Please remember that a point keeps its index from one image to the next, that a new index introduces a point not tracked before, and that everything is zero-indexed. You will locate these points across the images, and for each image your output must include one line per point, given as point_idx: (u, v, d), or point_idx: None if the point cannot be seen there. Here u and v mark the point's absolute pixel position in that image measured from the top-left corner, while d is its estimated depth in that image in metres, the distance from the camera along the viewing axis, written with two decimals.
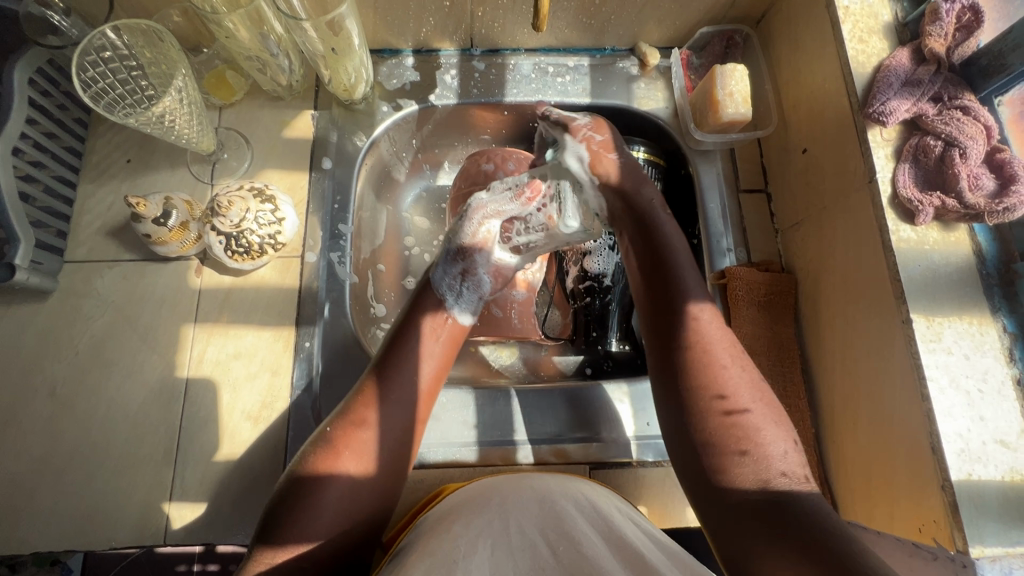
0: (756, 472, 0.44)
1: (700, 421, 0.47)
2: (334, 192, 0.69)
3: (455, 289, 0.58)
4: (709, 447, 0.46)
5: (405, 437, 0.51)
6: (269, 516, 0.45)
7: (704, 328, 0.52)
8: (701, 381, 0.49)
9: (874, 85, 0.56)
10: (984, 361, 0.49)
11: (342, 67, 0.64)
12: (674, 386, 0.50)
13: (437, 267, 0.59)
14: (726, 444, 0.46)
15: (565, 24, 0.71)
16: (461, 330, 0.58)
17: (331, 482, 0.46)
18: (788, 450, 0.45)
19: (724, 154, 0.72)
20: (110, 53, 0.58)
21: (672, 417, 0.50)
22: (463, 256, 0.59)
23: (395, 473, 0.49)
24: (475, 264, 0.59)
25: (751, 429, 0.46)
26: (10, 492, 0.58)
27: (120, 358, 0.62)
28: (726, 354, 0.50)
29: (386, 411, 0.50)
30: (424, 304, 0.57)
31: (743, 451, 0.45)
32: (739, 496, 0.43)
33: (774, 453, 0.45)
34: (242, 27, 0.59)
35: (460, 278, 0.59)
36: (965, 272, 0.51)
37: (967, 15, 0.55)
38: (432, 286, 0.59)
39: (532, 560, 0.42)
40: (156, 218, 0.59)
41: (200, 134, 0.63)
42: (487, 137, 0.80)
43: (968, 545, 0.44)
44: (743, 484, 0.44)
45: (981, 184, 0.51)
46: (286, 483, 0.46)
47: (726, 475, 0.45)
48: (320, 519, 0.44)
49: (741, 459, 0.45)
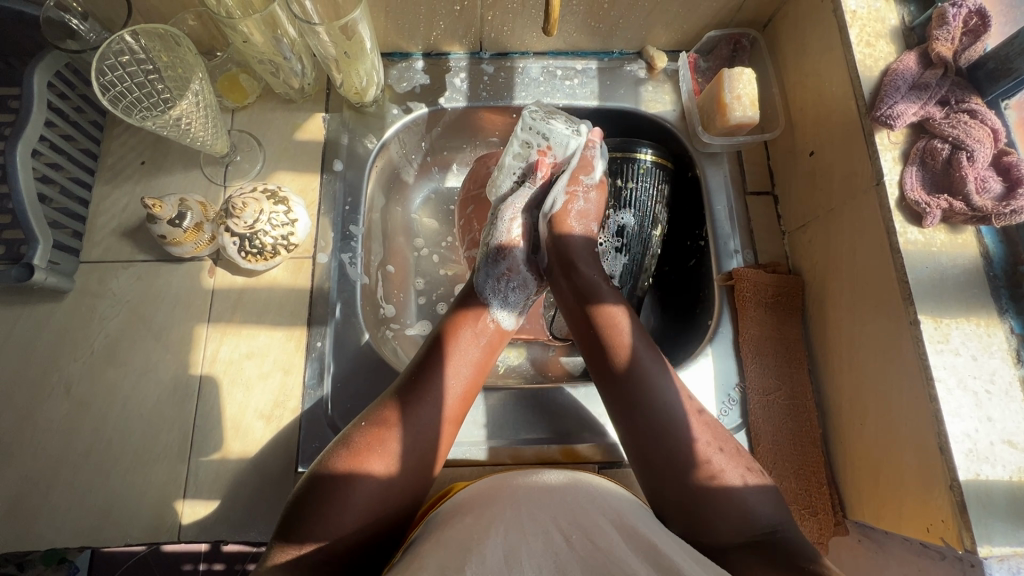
0: (708, 474, 0.49)
1: (653, 433, 0.50)
2: (345, 194, 0.69)
3: (500, 292, 0.60)
4: (667, 457, 0.50)
5: (436, 442, 0.51)
6: (294, 511, 0.46)
7: (620, 340, 0.54)
8: (641, 399, 0.51)
9: (881, 88, 0.56)
10: (992, 362, 0.49)
11: (354, 70, 0.65)
12: (620, 398, 0.52)
13: (479, 272, 0.61)
14: (679, 451, 0.49)
15: (574, 27, 0.72)
16: (503, 330, 0.60)
17: (360, 483, 0.47)
18: (729, 449, 0.51)
19: (731, 156, 0.73)
20: (128, 56, 0.59)
21: (628, 442, 0.52)
22: (504, 255, 0.60)
23: (420, 475, 0.50)
24: (516, 261, 0.61)
25: (698, 437, 0.50)
26: (27, 489, 0.59)
27: (135, 357, 0.63)
28: (652, 364, 0.53)
29: (420, 419, 0.51)
30: (468, 308, 0.59)
31: (693, 465, 0.49)
32: (720, 520, 0.48)
33: (719, 454, 0.49)
34: (256, 31, 0.60)
35: (505, 278, 0.61)
36: (972, 274, 0.52)
37: (974, 19, 0.56)
38: (477, 292, 0.60)
39: (544, 546, 0.43)
40: (172, 219, 0.60)
41: (214, 136, 0.64)
42: (496, 139, 0.81)
43: (976, 544, 0.45)
44: (708, 488, 0.48)
45: (987, 186, 0.52)
46: (314, 479, 0.47)
47: (689, 481, 0.49)
48: (344, 516, 0.46)
49: (695, 470, 0.49)
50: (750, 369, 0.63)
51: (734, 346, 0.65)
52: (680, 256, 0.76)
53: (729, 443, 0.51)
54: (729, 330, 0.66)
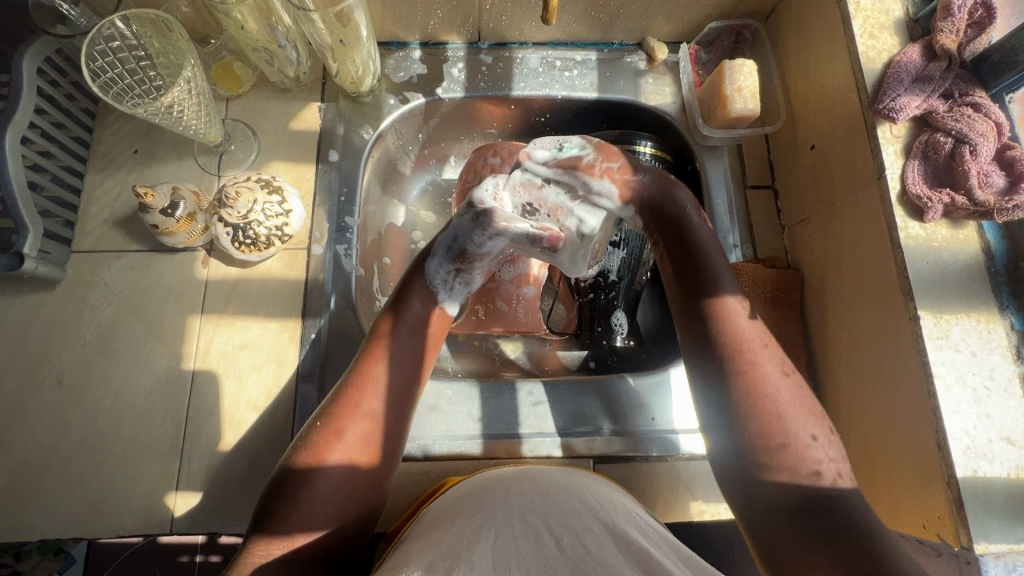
0: (794, 466, 0.43)
1: (751, 412, 0.45)
2: (341, 184, 0.69)
3: (448, 286, 0.57)
4: (761, 445, 0.44)
5: (397, 419, 0.51)
6: (265, 503, 0.45)
7: (745, 337, 0.47)
8: (749, 385, 0.46)
9: (884, 81, 0.55)
10: (991, 358, 0.49)
11: (350, 58, 0.64)
12: (716, 375, 0.47)
13: (435, 257, 0.56)
14: (772, 442, 0.44)
15: (573, 18, 0.71)
16: (447, 316, 0.58)
17: (325, 472, 0.46)
18: (821, 438, 0.44)
19: (732, 149, 0.72)
20: (119, 42, 0.58)
21: (717, 420, 0.47)
22: (462, 258, 0.56)
23: (388, 456, 0.50)
24: (472, 267, 0.58)
25: (793, 422, 0.44)
26: (19, 480, 0.58)
27: (128, 347, 0.63)
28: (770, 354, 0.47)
29: (383, 394, 0.50)
30: (413, 291, 0.56)
31: (777, 454, 0.44)
32: (799, 512, 0.42)
33: (806, 445, 0.44)
34: (250, 17, 0.59)
35: (454, 273, 0.57)
36: (974, 270, 0.51)
37: (979, 11, 0.55)
38: (425, 271, 0.57)
39: (535, 548, 0.42)
40: (164, 209, 0.59)
41: (208, 125, 0.63)
42: (493, 131, 0.80)
43: (972, 542, 0.45)
44: (784, 480, 0.43)
45: (990, 181, 0.51)
46: (282, 473, 0.46)
47: (782, 469, 0.43)
48: (315, 505, 0.45)
49: (782, 453, 0.43)
50: None
51: None
52: None
53: (825, 426, 0.45)
54: None
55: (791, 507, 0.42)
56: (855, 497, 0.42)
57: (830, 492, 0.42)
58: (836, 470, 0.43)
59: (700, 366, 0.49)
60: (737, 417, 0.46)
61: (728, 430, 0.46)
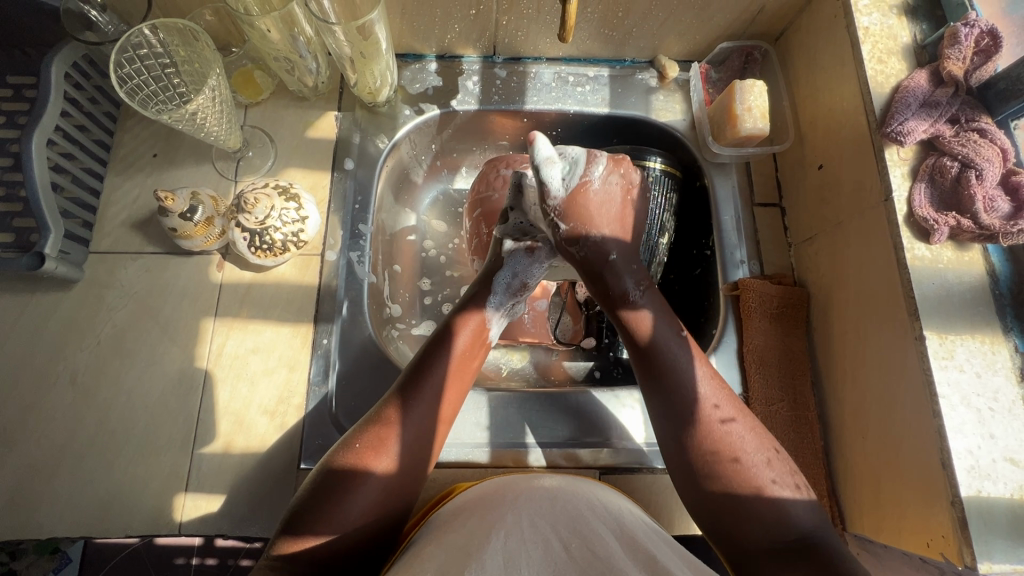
0: (741, 478, 0.48)
1: (695, 430, 0.50)
2: (355, 192, 0.70)
3: (507, 309, 0.61)
4: (709, 460, 0.49)
5: (434, 432, 0.52)
6: (304, 505, 0.46)
7: (679, 361, 0.53)
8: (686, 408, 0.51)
9: (892, 105, 0.57)
10: (995, 380, 0.49)
11: (369, 70, 0.65)
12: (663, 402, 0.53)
13: (501, 279, 0.59)
14: (714, 456, 0.49)
15: (587, 34, 0.72)
16: (490, 342, 0.60)
17: (363, 484, 0.47)
18: (765, 454, 0.49)
19: (740, 167, 0.73)
20: (147, 50, 0.60)
21: (665, 432, 0.52)
22: (526, 283, 0.60)
23: (419, 470, 0.51)
24: (530, 290, 0.62)
25: (733, 437, 0.50)
26: (30, 478, 0.59)
27: (142, 348, 0.63)
28: (705, 382, 0.52)
29: (422, 408, 0.52)
30: (452, 320, 0.57)
31: (724, 464, 0.49)
32: (754, 523, 0.47)
33: (750, 458, 0.49)
34: (274, 28, 0.60)
35: (514, 299, 0.61)
36: (979, 292, 0.52)
37: (985, 40, 0.56)
38: (485, 305, 0.59)
39: (544, 552, 0.43)
40: (183, 213, 0.60)
41: (228, 132, 0.64)
42: (505, 143, 0.81)
43: (976, 560, 0.45)
44: (738, 490, 0.48)
45: (995, 206, 0.52)
46: (323, 478, 0.47)
47: (726, 481, 0.49)
48: (350, 510, 0.46)
49: (730, 471, 0.49)
50: (755, 379, 0.63)
51: (739, 356, 0.65)
52: (686, 265, 0.77)
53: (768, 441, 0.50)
54: (734, 339, 0.66)
55: (738, 515, 0.48)
56: (800, 506, 0.47)
57: (774, 500, 0.47)
58: (787, 485, 0.48)
59: (651, 388, 0.54)
60: (681, 440, 0.51)
61: (680, 448, 0.51)
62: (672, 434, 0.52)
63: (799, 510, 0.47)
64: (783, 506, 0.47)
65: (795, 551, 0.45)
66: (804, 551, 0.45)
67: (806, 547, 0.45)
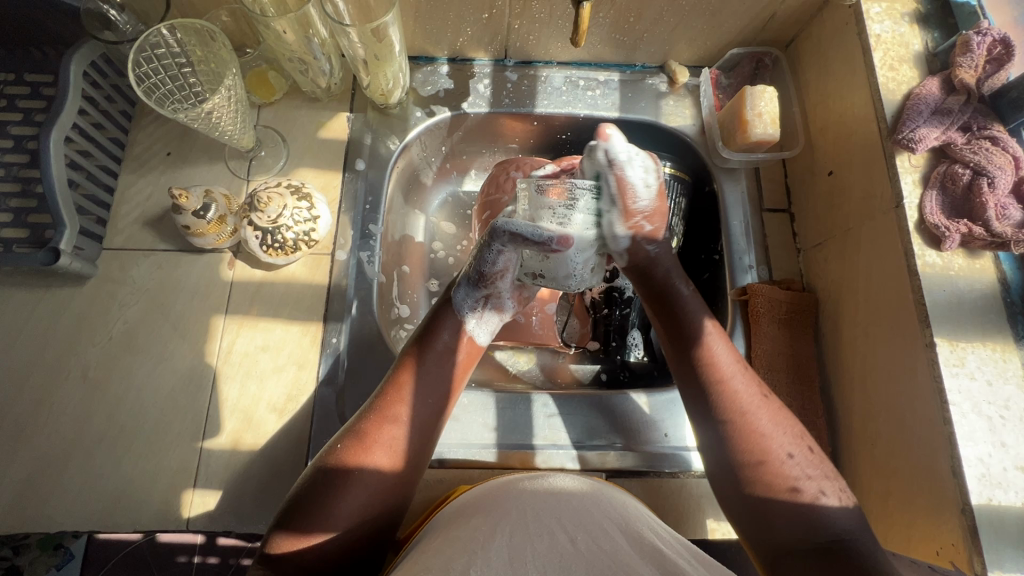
0: (773, 475, 0.48)
1: (730, 427, 0.51)
2: (366, 193, 0.70)
3: (478, 313, 0.57)
4: (744, 458, 0.50)
5: (429, 429, 0.52)
6: (296, 503, 0.47)
7: (719, 361, 0.53)
8: (726, 407, 0.51)
9: (904, 112, 0.57)
10: (1006, 388, 0.49)
11: (382, 72, 0.66)
12: (702, 403, 0.53)
13: (458, 288, 0.57)
14: (746, 452, 0.50)
15: (598, 39, 0.73)
16: (476, 346, 0.58)
17: (352, 482, 0.47)
18: (799, 457, 0.49)
19: (749, 172, 0.74)
20: (164, 50, 0.61)
21: (701, 428, 0.53)
22: (485, 283, 0.55)
23: (413, 468, 0.51)
24: (499, 290, 0.57)
25: (770, 435, 0.50)
26: (40, 472, 0.59)
27: (153, 345, 0.64)
28: (745, 382, 0.53)
29: (416, 403, 0.51)
30: (442, 324, 0.56)
31: (762, 461, 0.49)
32: (784, 521, 0.47)
33: (785, 458, 0.49)
34: (289, 30, 0.61)
35: (483, 301, 0.57)
36: (989, 299, 0.52)
37: (998, 48, 0.56)
38: (455, 308, 0.57)
39: (549, 544, 0.43)
40: (196, 210, 0.61)
41: (242, 131, 0.65)
42: (515, 146, 0.82)
43: (987, 569, 0.45)
44: (772, 487, 0.48)
45: (1007, 213, 0.52)
46: (314, 476, 0.47)
47: (763, 477, 0.48)
48: (343, 508, 0.46)
49: (762, 467, 0.49)
50: (762, 385, 0.63)
51: (746, 361, 0.65)
52: (694, 270, 0.77)
53: (809, 447, 0.50)
54: (742, 344, 0.66)
55: (771, 509, 0.48)
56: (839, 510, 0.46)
57: (809, 501, 0.47)
58: (828, 491, 0.47)
59: (688, 388, 0.54)
60: (715, 436, 0.51)
61: (716, 445, 0.51)
62: (707, 429, 0.52)
63: (836, 514, 0.46)
64: (819, 511, 0.46)
65: (824, 550, 0.44)
66: (835, 550, 0.44)
67: (838, 547, 0.44)
